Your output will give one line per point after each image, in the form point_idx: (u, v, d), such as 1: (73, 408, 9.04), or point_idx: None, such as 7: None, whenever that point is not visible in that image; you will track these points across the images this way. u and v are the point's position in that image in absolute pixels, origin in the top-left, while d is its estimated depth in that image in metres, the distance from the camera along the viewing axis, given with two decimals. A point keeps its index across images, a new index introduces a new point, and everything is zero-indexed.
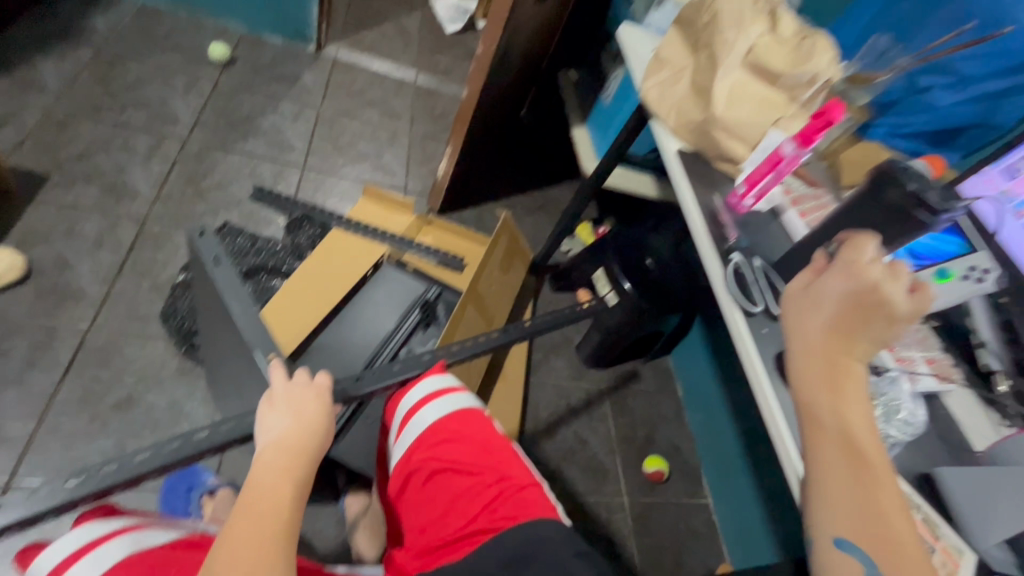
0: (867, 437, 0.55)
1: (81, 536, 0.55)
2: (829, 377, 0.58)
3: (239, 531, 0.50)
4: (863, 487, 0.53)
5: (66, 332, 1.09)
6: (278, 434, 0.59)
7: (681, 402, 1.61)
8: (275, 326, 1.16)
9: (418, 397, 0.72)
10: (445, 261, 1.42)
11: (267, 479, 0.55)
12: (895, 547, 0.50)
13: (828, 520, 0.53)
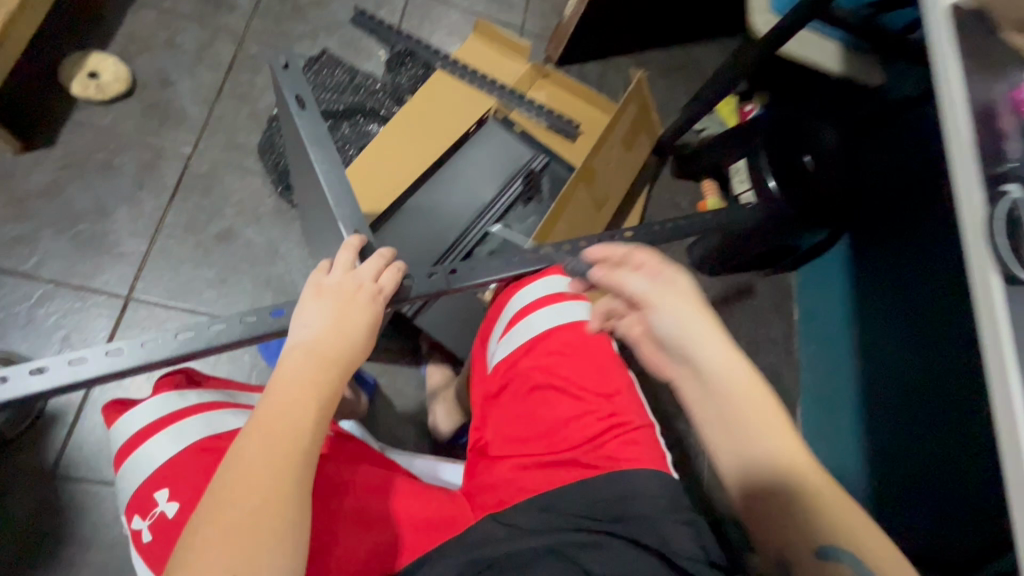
0: (776, 422, 0.54)
1: (158, 405, 0.52)
2: (738, 370, 0.56)
3: (253, 448, 0.43)
4: (811, 478, 0.51)
5: (170, 154, 1.07)
6: (315, 331, 0.51)
7: (793, 325, 1.42)
8: (367, 176, 1.07)
9: (537, 297, 0.68)
10: (557, 125, 1.21)
11: (293, 387, 0.47)
12: (844, 518, 0.49)
13: (803, 528, 0.49)
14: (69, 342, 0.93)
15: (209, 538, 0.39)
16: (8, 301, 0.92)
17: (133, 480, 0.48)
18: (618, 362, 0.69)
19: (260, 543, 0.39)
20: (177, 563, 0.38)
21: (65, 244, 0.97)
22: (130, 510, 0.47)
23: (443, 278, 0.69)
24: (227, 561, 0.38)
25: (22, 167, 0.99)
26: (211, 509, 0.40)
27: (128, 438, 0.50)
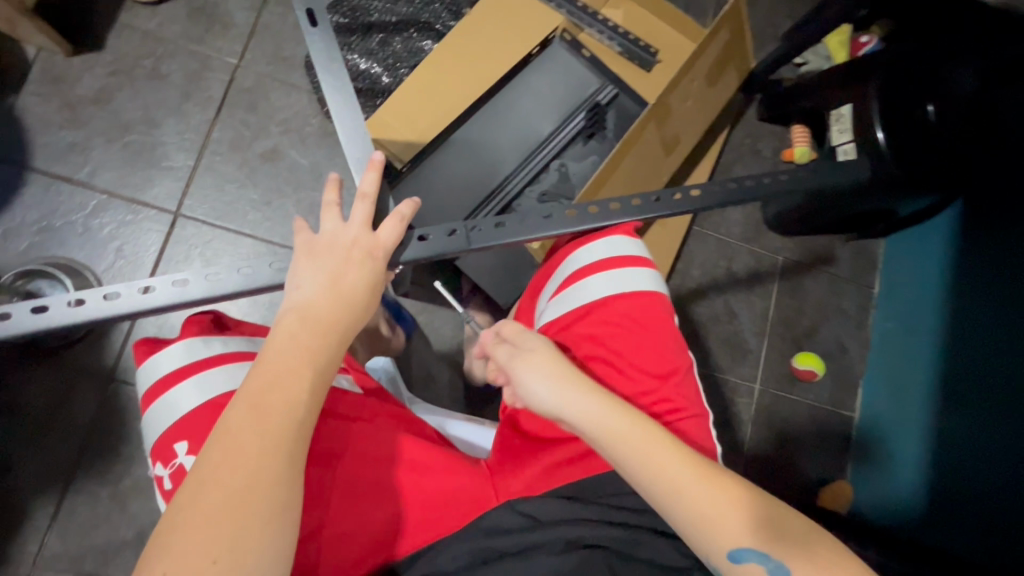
0: (653, 439, 0.51)
1: (184, 352, 0.53)
2: (595, 407, 0.53)
3: (242, 423, 0.42)
4: (703, 495, 0.48)
5: (217, 65, 1.02)
6: (310, 297, 0.50)
7: (870, 298, 1.28)
8: (417, 99, 0.98)
9: (604, 257, 0.66)
10: (631, 51, 1.07)
11: (285, 357, 0.46)
12: (745, 510, 0.47)
13: (708, 542, 0.47)
14: (122, 254, 0.94)
15: (194, 516, 0.38)
16: (64, 208, 0.94)
17: (161, 423, 0.51)
18: (684, 345, 0.67)
19: (246, 522, 0.39)
20: (160, 543, 0.38)
21: (116, 154, 0.97)
22: (157, 454, 0.50)
23: (464, 236, 0.64)
24: (211, 542, 0.37)
25: (73, 71, 0.98)
26: (198, 486, 0.39)
27: (158, 379, 0.52)
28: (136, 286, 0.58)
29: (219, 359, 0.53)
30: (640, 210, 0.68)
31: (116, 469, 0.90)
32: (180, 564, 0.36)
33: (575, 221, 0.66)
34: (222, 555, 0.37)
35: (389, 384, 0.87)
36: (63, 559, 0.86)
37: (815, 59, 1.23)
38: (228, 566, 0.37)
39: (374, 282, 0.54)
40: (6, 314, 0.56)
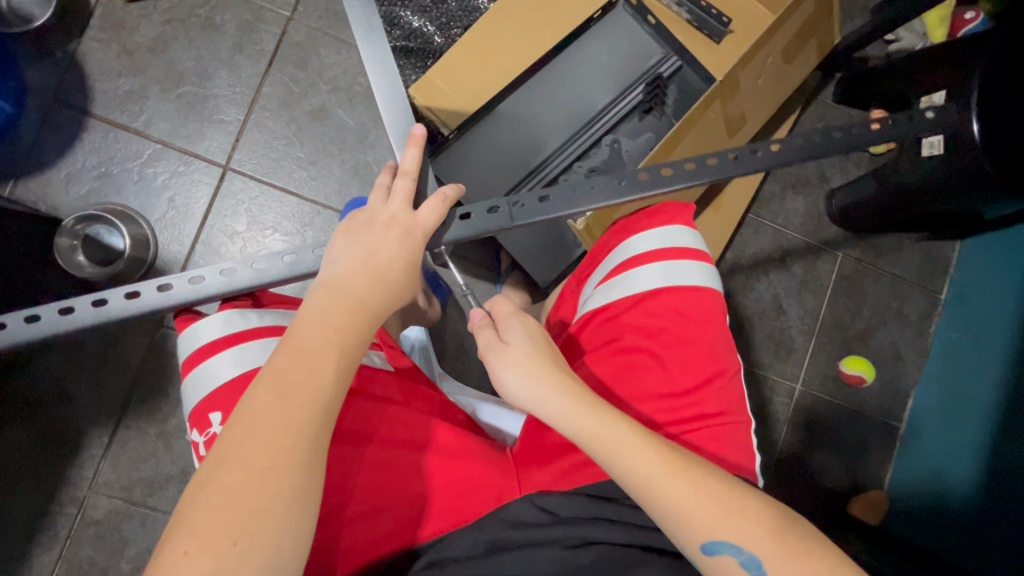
0: (622, 433, 0.49)
1: (222, 324, 0.55)
2: (563, 402, 0.51)
3: (268, 403, 0.42)
4: (673, 488, 0.46)
5: (270, 18, 1.01)
6: (344, 278, 0.50)
7: (935, 304, 1.19)
8: (467, 62, 0.94)
9: (654, 249, 0.63)
10: (701, 19, 0.99)
11: (313, 336, 0.46)
12: (715, 502, 0.46)
13: (681, 535, 0.46)
14: (174, 205, 0.97)
15: (214, 496, 0.39)
16: (121, 156, 0.96)
17: (197, 392, 0.53)
18: (733, 349, 0.64)
19: (266, 505, 0.39)
20: (178, 519, 0.38)
21: (170, 104, 0.98)
22: (195, 422, 0.52)
23: (507, 213, 0.62)
24: (229, 522, 0.38)
25: (132, 17, 0.98)
26: (220, 465, 0.40)
27: (196, 349, 0.54)
28: (186, 277, 0.58)
29: (249, 332, 0.55)
30: (694, 175, 0.64)
31: (163, 410, 0.95)
32: (199, 543, 0.37)
33: (623, 190, 0.63)
34: (236, 536, 0.37)
35: (422, 356, 0.89)
36: (115, 487, 0.92)
37: (909, 36, 1.11)
38: (246, 548, 0.37)
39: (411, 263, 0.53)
40: (69, 307, 0.57)
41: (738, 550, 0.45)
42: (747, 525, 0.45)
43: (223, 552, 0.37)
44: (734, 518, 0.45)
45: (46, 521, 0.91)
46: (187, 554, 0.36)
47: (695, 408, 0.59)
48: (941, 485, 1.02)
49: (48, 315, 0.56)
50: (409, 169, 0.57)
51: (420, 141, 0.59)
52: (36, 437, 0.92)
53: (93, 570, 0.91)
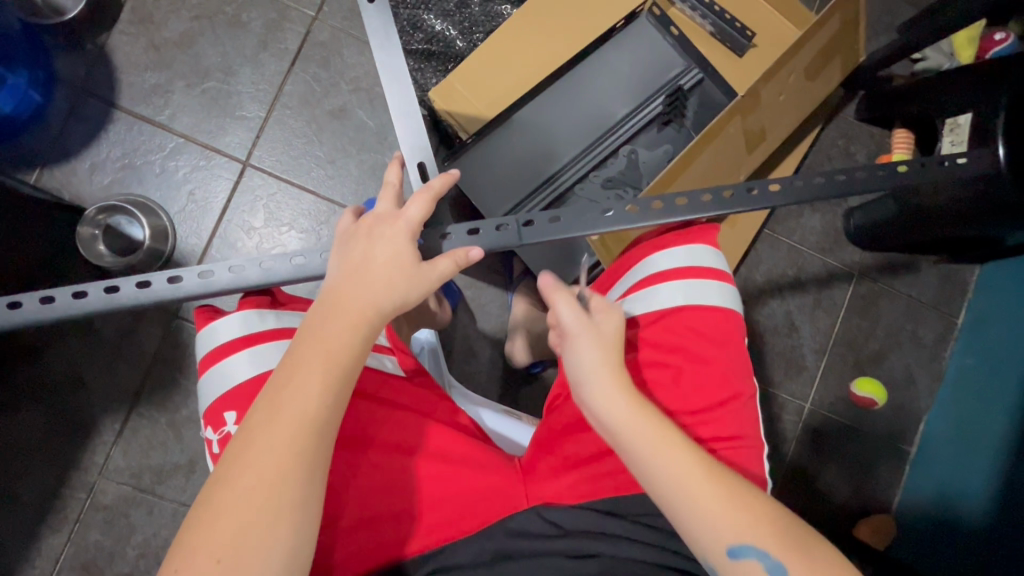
0: (657, 436, 0.50)
1: (240, 324, 0.55)
2: (608, 394, 0.53)
3: (257, 424, 0.44)
4: (705, 491, 0.48)
5: (295, 17, 1.02)
6: (338, 292, 0.51)
7: (951, 328, 1.17)
8: (487, 67, 0.94)
9: (677, 267, 0.63)
10: (725, 33, 0.99)
11: (306, 352, 0.47)
12: (745, 508, 0.48)
13: (710, 540, 0.47)
14: (194, 198, 0.98)
15: (204, 514, 0.42)
16: (144, 148, 0.98)
17: (213, 390, 0.54)
18: (748, 370, 0.63)
19: (249, 527, 0.41)
20: (182, 533, 0.42)
21: (194, 99, 0.99)
22: (208, 419, 0.54)
23: (539, 228, 0.63)
24: (218, 543, 0.40)
25: (161, 12, 1.00)
26: (213, 485, 0.43)
27: (214, 347, 0.55)
28: (197, 271, 0.60)
29: (268, 336, 0.56)
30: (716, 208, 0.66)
31: (175, 400, 0.96)
32: (188, 560, 0.40)
33: (653, 216, 0.64)
34: (222, 555, 0.40)
35: (430, 358, 0.89)
36: (124, 473, 0.94)
37: (936, 55, 1.09)
38: (229, 566, 0.40)
39: (408, 265, 0.52)
40: (83, 291, 0.59)
41: (765, 556, 0.46)
42: (775, 533, 0.47)
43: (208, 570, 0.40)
44: (765, 525, 0.47)
45: (57, 504, 0.92)
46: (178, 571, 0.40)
47: (705, 429, 0.59)
48: (952, 514, 1.00)
49: (63, 298, 0.59)
50: (393, 182, 0.58)
51: (400, 161, 0.60)
52: (51, 421, 0.94)
53: (99, 554, 0.92)
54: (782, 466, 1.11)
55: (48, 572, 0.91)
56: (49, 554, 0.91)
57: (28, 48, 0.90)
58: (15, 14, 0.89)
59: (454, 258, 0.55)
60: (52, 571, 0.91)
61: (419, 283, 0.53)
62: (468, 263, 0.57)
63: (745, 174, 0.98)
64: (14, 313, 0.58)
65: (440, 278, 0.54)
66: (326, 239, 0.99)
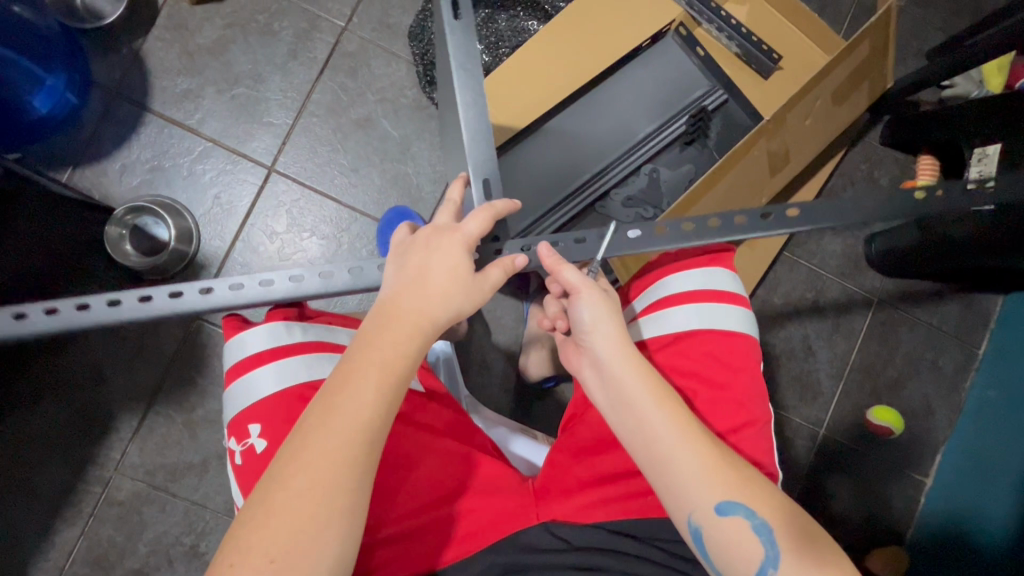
0: (652, 394, 0.52)
1: (267, 336, 0.57)
2: (612, 347, 0.55)
3: (312, 427, 0.45)
4: (694, 449, 0.50)
5: (325, 27, 1.04)
6: (395, 302, 0.51)
7: (972, 358, 1.15)
8: (512, 83, 0.95)
9: (694, 290, 0.62)
10: (750, 54, 0.98)
11: (362, 357, 0.48)
12: (732, 467, 0.50)
13: (699, 495, 0.49)
14: (219, 202, 1.00)
15: (259, 513, 0.43)
16: (174, 151, 1.00)
17: (239, 402, 0.55)
18: (766, 398, 0.62)
19: (303, 529, 0.42)
20: (234, 532, 0.43)
21: (224, 104, 1.01)
22: (233, 431, 0.55)
23: (564, 249, 0.64)
24: (269, 544, 0.42)
25: (195, 19, 1.02)
26: (268, 485, 0.44)
27: (240, 360, 0.56)
28: (228, 283, 0.60)
29: (291, 350, 0.57)
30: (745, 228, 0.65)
31: (191, 399, 0.97)
32: (244, 557, 0.41)
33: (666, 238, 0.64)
34: (275, 556, 0.41)
35: (446, 368, 0.90)
36: (140, 470, 0.95)
37: (965, 82, 1.08)
38: (283, 566, 0.41)
39: (462, 275, 0.53)
40: (118, 300, 0.59)
41: (751, 518, 0.48)
42: (761, 495, 0.49)
43: (263, 568, 0.41)
44: (752, 488, 0.49)
45: (73, 498, 0.94)
46: (234, 566, 0.41)
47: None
48: (968, 551, 0.97)
49: (98, 305, 0.59)
50: (454, 199, 0.60)
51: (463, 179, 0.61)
52: (70, 416, 0.95)
53: (112, 549, 0.93)
54: (794, 492, 1.09)
55: (62, 564, 0.92)
56: (63, 548, 0.93)
57: (67, 51, 0.92)
58: (57, 18, 0.91)
59: (502, 268, 0.56)
60: (65, 564, 0.92)
61: (472, 295, 0.53)
62: (514, 271, 0.57)
63: (767, 196, 0.97)
64: (53, 319, 0.58)
65: (490, 289, 0.55)
66: (347, 246, 1.00)
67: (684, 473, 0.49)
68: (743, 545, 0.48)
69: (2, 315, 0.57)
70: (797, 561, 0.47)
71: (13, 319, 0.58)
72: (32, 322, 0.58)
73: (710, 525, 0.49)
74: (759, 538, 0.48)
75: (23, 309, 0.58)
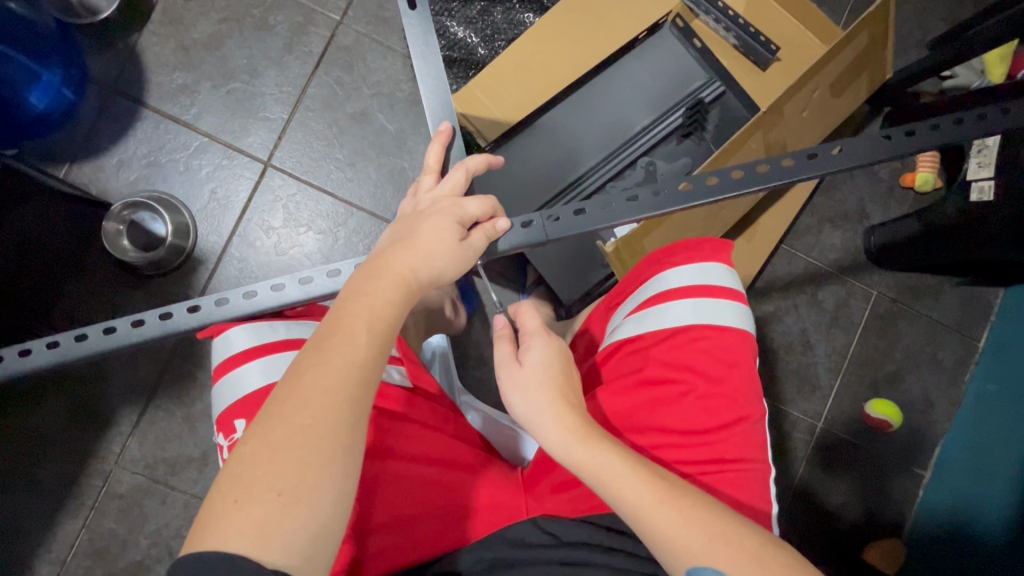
0: (614, 460, 0.52)
1: (252, 334, 0.58)
2: (559, 430, 0.54)
3: (308, 366, 0.44)
4: (662, 516, 0.48)
5: (320, 22, 1.04)
6: (387, 255, 0.51)
7: (973, 351, 1.15)
8: (506, 77, 0.94)
9: (691, 283, 0.62)
10: (748, 45, 0.98)
11: (354, 302, 0.48)
12: (702, 522, 0.48)
13: (671, 558, 0.48)
14: (215, 196, 1.00)
15: (258, 449, 0.40)
16: (170, 146, 1.00)
17: (227, 398, 0.56)
18: (759, 394, 0.63)
19: (308, 464, 0.40)
20: (231, 473, 0.40)
21: (219, 100, 1.01)
22: (221, 426, 0.56)
23: (541, 228, 0.63)
24: (275, 478, 0.39)
25: (191, 14, 1.02)
26: (265, 421, 0.41)
27: (227, 357, 0.57)
28: (214, 298, 0.59)
29: (272, 347, 0.57)
30: (741, 185, 0.63)
31: (190, 394, 0.98)
32: (247, 492, 0.39)
33: (635, 210, 0.63)
34: (284, 490, 0.39)
35: (442, 364, 0.89)
36: (139, 463, 0.96)
37: (966, 73, 1.06)
38: (290, 500, 0.39)
39: (453, 240, 0.53)
40: (111, 327, 0.59)
41: None
42: (730, 551, 0.47)
43: (269, 503, 0.39)
44: (721, 546, 0.47)
45: (74, 491, 0.95)
46: (237, 503, 0.39)
47: (710, 451, 0.59)
48: (966, 546, 0.97)
49: (94, 335, 0.59)
50: (432, 167, 0.61)
51: (445, 137, 0.62)
52: (71, 411, 0.96)
53: (112, 542, 0.94)
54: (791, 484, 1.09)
55: (64, 556, 0.93)
56: (65, 540, 0.94)
57: (63, 46, 0.92)
58: (53, 15, 0.92)
59: (483, 232, 0.56)
60: (67, 556, 0.93)
61: (458, 260, 0.54)
62: (496, 236, 0.57)
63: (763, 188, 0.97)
64: (58, 352, 0.58)
65: (474, 254, 0.55)
66: (343, 240, 1.01)
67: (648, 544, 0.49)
68: None
69: (11, 353, 0.59)
70: None
71: (21, 355, 0.59)
72: (36, 357, 0.58)
73: None
74: None
75: (27, 345, 0.59)
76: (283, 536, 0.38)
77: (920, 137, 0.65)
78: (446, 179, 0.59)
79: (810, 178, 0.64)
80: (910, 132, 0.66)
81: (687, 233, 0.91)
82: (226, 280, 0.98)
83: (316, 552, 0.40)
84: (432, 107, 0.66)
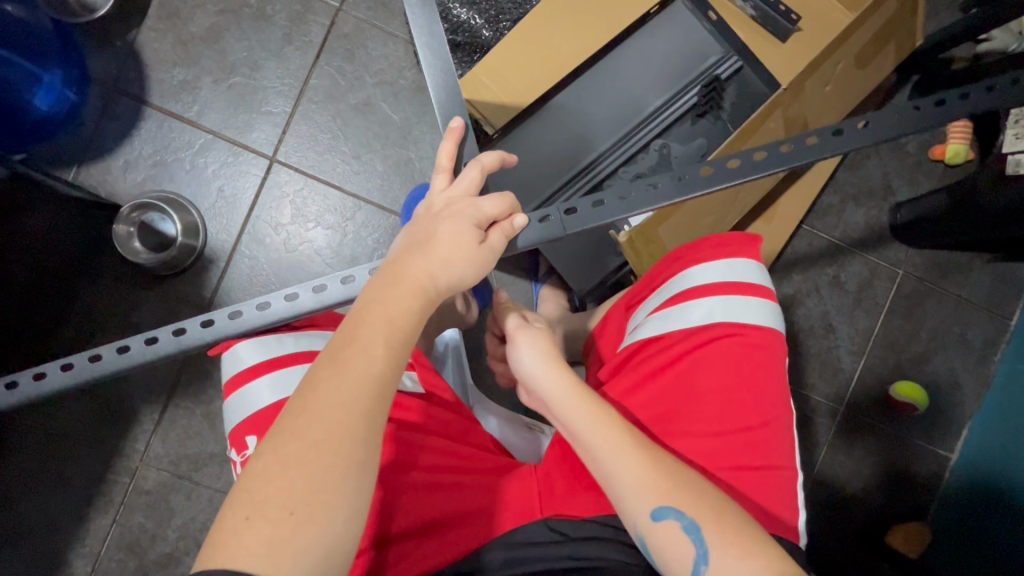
0: (619, 435, 0.53)
1: (258, 349, 0.58)
2: (551, 382, 0.59)
3: (323, 377, 0.43)
4: (632, 457, 0.51)
5: (318, 9, 1.01)
6: (401, 262, 0.50)
7: (1004, 332, 1.11)
8: (510, 63, 0.90)
9: (719, 280, 0.60)
10: (767, 15, 0.92)
11: (369, 311, 0.47)
12: (698, 500, 0.49)
13: (635, 500, 0.50)
14: (223, 194, 0.99)
15: (271, 465, 0.40)
16: (175, 145, 0.99)
17: (237, 413, 0.56)
18: (787, 399, 0.61)
19: (322, 481, 0.40)
20: (242, 492, 0.39)
21: (221, 95, 1.00)
22: (234, 442, 0.56)
23: (558, 221, 0.60)
24: (286, 494, 0.39)
25: (187, 7, 1.00)
26: (277, 436, 0.41)
27: (236, 373, 0.58)
28: (227, 311, 0.58)
29: (279, 361, 0.57)
30: (765, 164, 0.60)
31: (209, 391, 1.00)
32: (260, 510, 0.38)
33: (655, 197, 0.60)
34: (295, 508, 0.39)
35: (455, 357, 0.89)
36: (164, 460, 0.98)
37: (1004, 36, 0.99)
38: (301, 518, 0.38)
39: (470, 243, 0.52)
40: (125, 347, 0.58)
41: (682, 520, 0.48)
42: (694, 498, 0.49)
43: (281, 521, 0.38)
44: (690, 492, 0.49)
45: (103, 488, 0.97)
46: (249, 520, 0.38)
47: (738, 454, 0.57)
48: (993, 528, 0.95)
49: (107, 355, 0.59)
50: (443, 166, 0.59)
51: (457, 133, 0.59)
52: (97, 411, 0.98)
53: (142, 536, 0.97)
54: (813, 469, 1.07)
55: (97, 550, 0.96)
56: (97, 535, 0.97)
57: (60, 45, 0.90)
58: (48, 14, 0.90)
59: (501, 231, 0.54)
60: (100, 550, 0.96)
61: (476, 263, 0.52)
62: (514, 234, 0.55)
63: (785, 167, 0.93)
64: (71, 375, 0.59)
65: (494, 255, 0.54)
66: (352, 235, 0.99)
67: (608, 476, 0.52)
68: (671, 542, 0.48)
69: (24, 378, 0.59)
70: (727, 545, 0.46)
71: (35, 380, 0.59)
72: (51, 381, 0.59)
73: (637, 521, 0.50)
74: (691, 537, 0.47)
75: (41, 369, 0.59)
76: (294, 556, 0.38)
77: (951, 107, 0.61)
78: (459, 178, 0.57)
79: (843, 151, 0.60)
80: (941, 101, 0.62)
81: (704, 220, 0.88)
82: (238, 279, 0.98)
83: (327, 570, 0.39)
84: (438, 101, 0.63)
